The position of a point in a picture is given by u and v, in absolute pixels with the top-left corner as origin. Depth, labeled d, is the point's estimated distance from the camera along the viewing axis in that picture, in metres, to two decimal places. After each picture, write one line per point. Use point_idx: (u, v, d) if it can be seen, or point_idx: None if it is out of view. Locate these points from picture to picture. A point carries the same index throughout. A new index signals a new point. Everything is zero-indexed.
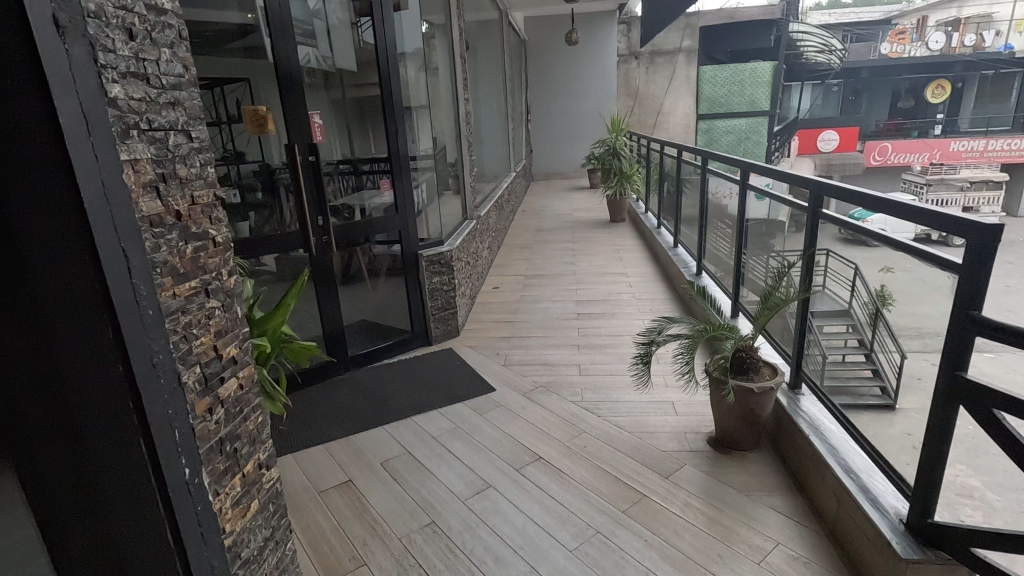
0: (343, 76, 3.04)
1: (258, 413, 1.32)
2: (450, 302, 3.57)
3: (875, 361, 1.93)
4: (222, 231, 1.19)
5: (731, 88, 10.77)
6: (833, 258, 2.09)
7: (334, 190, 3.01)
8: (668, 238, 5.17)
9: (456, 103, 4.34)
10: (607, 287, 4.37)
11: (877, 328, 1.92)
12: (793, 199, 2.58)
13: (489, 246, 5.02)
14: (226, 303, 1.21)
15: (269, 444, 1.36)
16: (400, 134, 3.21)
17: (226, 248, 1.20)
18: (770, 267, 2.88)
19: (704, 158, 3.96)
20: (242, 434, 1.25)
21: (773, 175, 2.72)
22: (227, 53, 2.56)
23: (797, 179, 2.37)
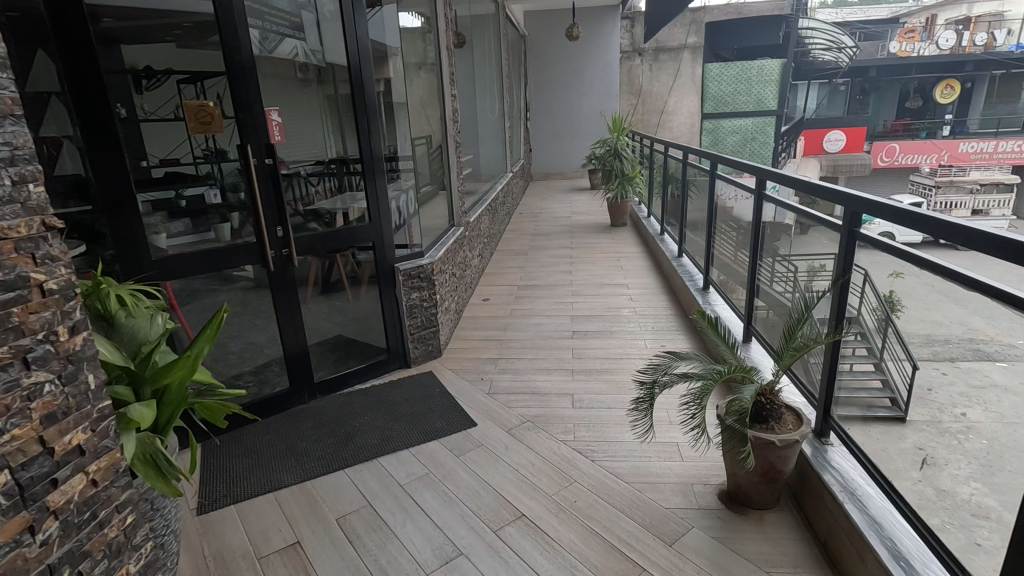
0: (335, 72, 2.74)
1: (119, 511, 1.31)
2: (431, 320, 3.22)
3: (883, 370, 1.80)
4: (52, 283, 1.16)
5: (737, 87, 10.37)
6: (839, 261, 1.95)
7: (317, 192, 2.74)
8: (673, 246, 4.82)
9: (444, 99, 3.94)
10: (605, 301, 4.03)
11: (885, 336, 1.79)
12: (814, 214, 2.23)
13: (480, 254, 4.68)
14: (63, 375, 1.17)
15: (136, 547, 1.37)
16: (374, 133, 2.86)
17: (58, 300, 1.17)
18: (777, 272, 2.64)
19: (713, 163, 3.56)
20: (82, 538, 1.21)
21: (794, 185, 2.35)
22: (207, 46, 2.31)
23: (827, 192, 2.00)
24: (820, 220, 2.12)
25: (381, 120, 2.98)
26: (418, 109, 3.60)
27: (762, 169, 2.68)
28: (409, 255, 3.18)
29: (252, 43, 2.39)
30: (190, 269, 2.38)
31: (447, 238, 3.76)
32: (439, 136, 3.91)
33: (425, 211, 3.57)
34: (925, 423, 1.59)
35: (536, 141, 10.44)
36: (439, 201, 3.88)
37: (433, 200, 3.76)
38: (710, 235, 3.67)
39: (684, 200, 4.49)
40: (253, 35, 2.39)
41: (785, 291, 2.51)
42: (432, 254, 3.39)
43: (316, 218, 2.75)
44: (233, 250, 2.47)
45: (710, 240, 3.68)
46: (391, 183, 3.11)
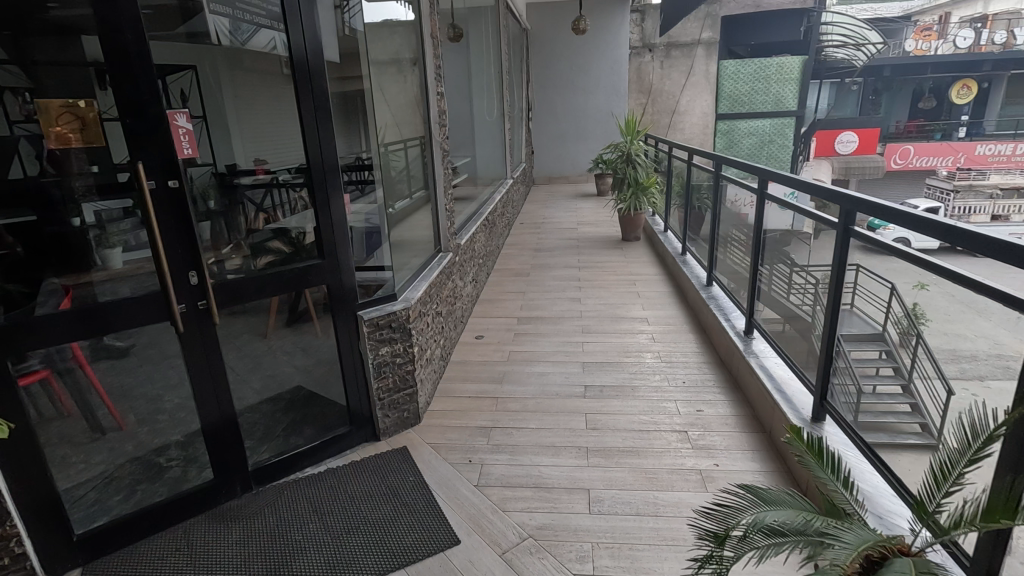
0: (301, 66, 2.02)
1: None
2: (406, 380, 2.51)
3: (912, 393, 1.73)
4: None
5: (755, 85, 9.68)
6: (862, 275, 1.93)
7: (294, 202, 2.14)
8: (699, 271, 4.14)
9: (432, 91, 3.12)
10: (622, 341, 3.36)
11: (915, 353, 1.72)
12: (929, 258, 1.60)
13: (474, 279, 4.01)
14: None
15: None
16: (326, 133, 2.12)
17: None
18: (794, 283, 2.52)
19: (760, 180, 2.79)
20: None
21: (893, 218, 1.71)
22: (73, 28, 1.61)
23: (960, 233, 1.40)
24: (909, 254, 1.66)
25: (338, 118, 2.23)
26: (399, 107, 2.86)
27: (842, 193, 1.95)
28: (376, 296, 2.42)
29: (218, 35, 1.93)
30: (64, 340, 1.70)
31: (435, 266, 3.05)
32: (425, 137, 3.12)
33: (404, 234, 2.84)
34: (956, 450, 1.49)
35: (538, 142, 9.75)
36: (425, 216, 3.14)
37: (414, 220, 2.99)
38: (753, 263, 2.93)
39: (715, 218, 3.76)
40: (214, 24, 1.90)
41: (803, 302, 2.43)
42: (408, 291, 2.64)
43: (281, 236, 2.14)
44: (127, 304, 1.79)
45: (754, 272, 2.95)
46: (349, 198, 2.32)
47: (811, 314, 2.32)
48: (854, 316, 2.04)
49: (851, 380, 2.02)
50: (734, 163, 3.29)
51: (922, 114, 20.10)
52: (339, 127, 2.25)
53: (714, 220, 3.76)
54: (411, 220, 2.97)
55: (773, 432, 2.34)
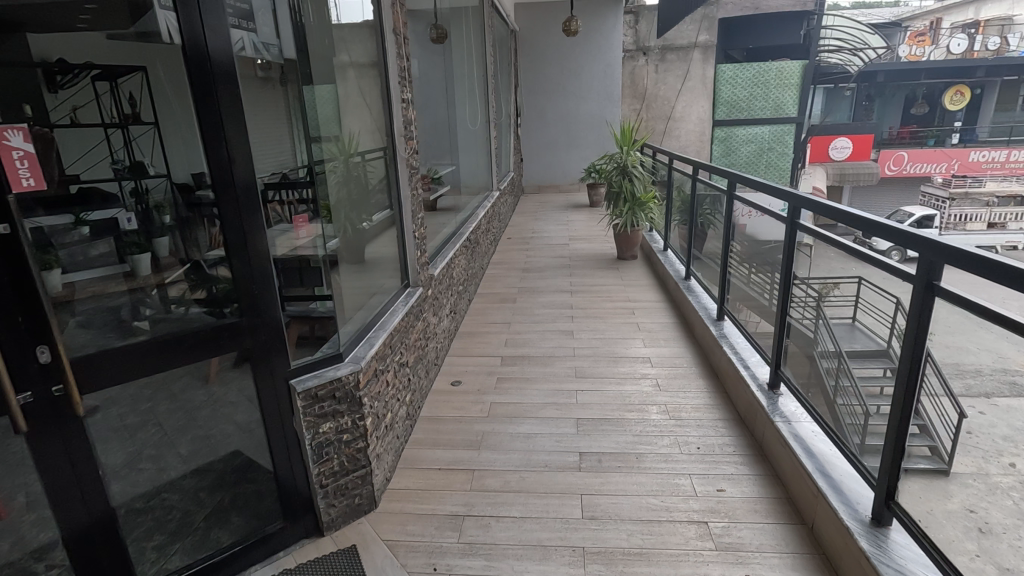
0: (196, 61, 1.48)
1: None
2: (356, 459, 2.00)
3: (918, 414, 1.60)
4: None
5: (752, 91, 9.30)
6: (868, 288, 1.89)
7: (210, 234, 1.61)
8: (707, 301, 3.65)
9: (395, 96, 2.57)
10: (623, 390, 2.87)
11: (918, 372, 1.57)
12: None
13: (451, 311, 3.51)
14: None
15: None
16: (238, 143, 1.58)
17: None
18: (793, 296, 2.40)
19: (791, 208, 2.28)
20: None
21: (969, 266, 1.31)
22: None
23: None
24: (968, 303, 1.33)
25: (256, 128, 1.67)
26: (356, 112, 2.31)
27: (930, 239, 1.43)
28: (316, 355, 1.90)
29: (171, 32, 1.45)
30: None
31: (401, 307, 2.52)
32: (388, 150, 2.56)
33: (359, 268, 2.29)
34: (969, 475, 1.44)
35: (528, 150, 9.28)
36: (390, 241, 2.59)
37: (374, 249, 2.44)
38: (782, 303, 2.42)
39: (726, 243, 3.23)
40: (164, 21, 1.44)
41: (805, 317, 2.29)
42: (359, 346, 2.09)
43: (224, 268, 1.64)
44: None
45: (781, 315, 2.43)
46: (276, 226, 1.75)
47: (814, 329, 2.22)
48: (857, 331, 2.00)
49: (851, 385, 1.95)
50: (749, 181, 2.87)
51: (915, 120, 19.90)
52: (259, 137, 1.69)
53: (726, 246, 3.24)
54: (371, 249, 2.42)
55: (818, 530, 1.85)
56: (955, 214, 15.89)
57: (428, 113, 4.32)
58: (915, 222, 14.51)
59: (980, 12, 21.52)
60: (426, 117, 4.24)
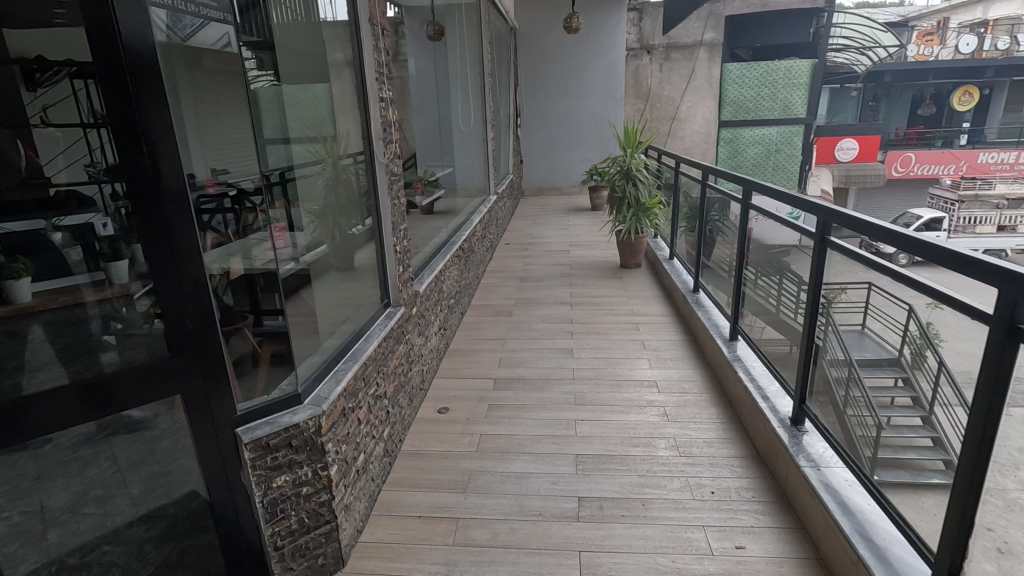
0: (108, 50, 1.20)
1: None
2: (317, 515, 1.72)
3: (933, 426, 1.56)
4: None
5: (760, 91, 9.02)
6: (875, 295, 1.81)
7: (139, 260, 1.33)
8: (718, 318, 3.36)
9: (373, 94, 2.26)
10: (627, 420, 2.60)
11: (938, 385, 1.54)
12: None
13: (441, 329, 3.24)
14: None
15: None
16: (166, 151, 1.30)
17: None
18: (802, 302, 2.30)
19: (820, 222, 2.01)
20: None
21: None
22: None
23: None
24: None
25: (215, 131, 1.47)
26: (316, 115, 2.03)
27: (990, 263, 1.22)
28: (271, 397, 1.62)
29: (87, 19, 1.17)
30: None
31: (379, 330, 2.23)
32: (365, 157, 2.26)
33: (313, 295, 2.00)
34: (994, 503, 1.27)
35: (528, 151, 9.01)
36: (366, 257, 2.31)
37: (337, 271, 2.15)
38: (809, 331, 2.13)
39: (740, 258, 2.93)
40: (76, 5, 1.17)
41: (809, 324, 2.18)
42: (324, 384, 1.79)
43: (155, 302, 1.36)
44: None
45: (810, 345, 2.14)
46: (217, 247, 1.46)
47: (822, 338, 2.10)
48: (867, 339, 1.91)
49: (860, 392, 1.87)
50: (761, 184, 2.64)
51: (923, 121, 19.59)
52: (195, 140, 1.41)
53: (741, 260, 2.94)
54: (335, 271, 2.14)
55: None
56: (964, 217, 15.79)
57: (420, 114, 4.05)
58: (922, 225, 14.22)
59: (989, 11, 21.16)
60: (418, 118, 3.97)
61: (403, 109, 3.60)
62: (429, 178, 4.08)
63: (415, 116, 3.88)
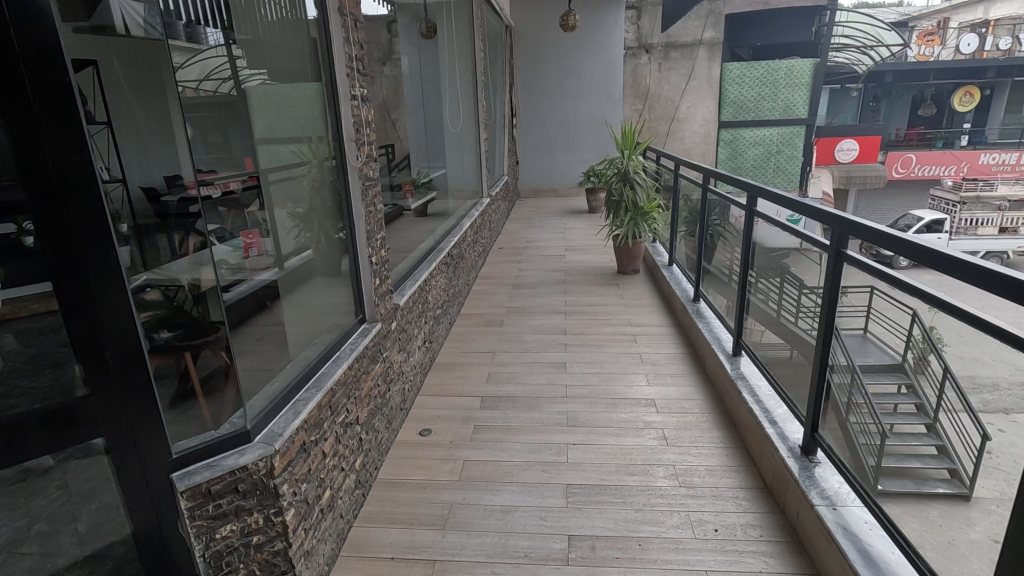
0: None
1: None
2: (271, 566, 1.52)
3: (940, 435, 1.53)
4: None
5: (761, 90, 8.84)
6: (879, 298, 1.72)
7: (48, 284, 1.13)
8: (720, 330, 3.17)
9: (342, 93, 2.06)
10: (624, 445, 2.40)
11: (943, 393, 1.51)
12: None
13: (425, 342, 3.05)
14: None
15: None
16: (75, 156, 1.09)
17: None
18: (803, 307, 2.23)
19: (836, 234, 1.82)
20: None
21: None
22: None
23: None
24: None
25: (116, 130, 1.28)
26: (275, 116, 1.89)
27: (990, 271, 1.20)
28: (215, 435, 1.42)
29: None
30: None
31: (350, 351, 2.03)
32: (335, 161, 2.08)
33: (265, 318, 1.81)
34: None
35: (523, 152, 8.81)
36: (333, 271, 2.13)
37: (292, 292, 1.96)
38: (821, 353, 1.94)
39: (744, 269, 2.73)
40: None
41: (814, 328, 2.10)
42: (278, 419, 1.59)
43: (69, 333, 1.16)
44: None
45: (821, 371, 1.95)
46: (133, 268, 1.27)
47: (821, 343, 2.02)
48: (869, 343, 1.82)
49: (863, 396, 1.80)
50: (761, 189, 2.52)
51: (923, 121, 19.42)
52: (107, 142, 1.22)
53: (743, 271, 2.74)
54: (291, 291, 1.95)
55: None
56: (965, 218, 15.65)
57: (410, 113, 3.86)
58: (923, 226, 14.08)
59: (989, 10, 20.99)
60: (407, 117, 3.78)
61: (391, 108, 3.41)
62: (417, 181, 3.88)
63: (404, 115, 3.68)
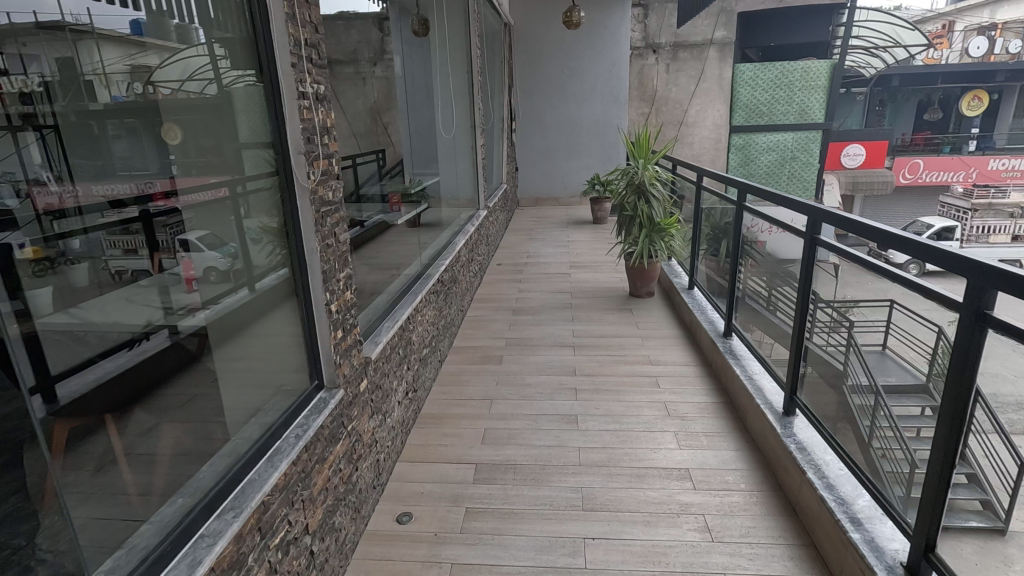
0: None
1: None
2: None
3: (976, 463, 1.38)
4: None
5: (775, 93, 8.37)
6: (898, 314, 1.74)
7: None
8: (762, 376, 2.63)
9: (287, 88, 1.51)
10: (657, 541, 1.87)
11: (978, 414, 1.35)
12: None
13: (409, 393, 2.53)
14: None
15: None
16: None
17: None
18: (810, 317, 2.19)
19: (970, 291, 1.27)
20: None
21: None
22: None
23: None
24: None
25: None
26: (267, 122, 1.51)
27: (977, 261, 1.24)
28: None
29: None
30: None
31: (292, 437, 1.50)
32: (281, 180, 1.53)
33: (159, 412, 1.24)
34: None
35: (523, 158, 8.30)
36: (272, 324, 1.56)
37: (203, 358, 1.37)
38: (946, 447, 1.36)
39: (801, 312, 2.18)
40: None
41: (833, 344, 2.07)
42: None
43: None
44: None
45: (945, 479, 1.37)
46: None
47: (843, 361, 2.00)
48: (889, 361, 1.84)
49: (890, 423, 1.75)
50: (769, 193, 2.50)
51: (930, 126, 18.99)
52: None
53: (799, 317, 2.18)
54: (209, 363, 1.37)
55: None
56: (977, 226, 15.15)
57: (401, 115, 3.35)
58: (934, 234, 13.61)
59: (995, 12, 20.58)
60: (398, 119, 3.29)
61: (379, 110, 2.89)
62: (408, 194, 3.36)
63: (393, 117, 3.19)
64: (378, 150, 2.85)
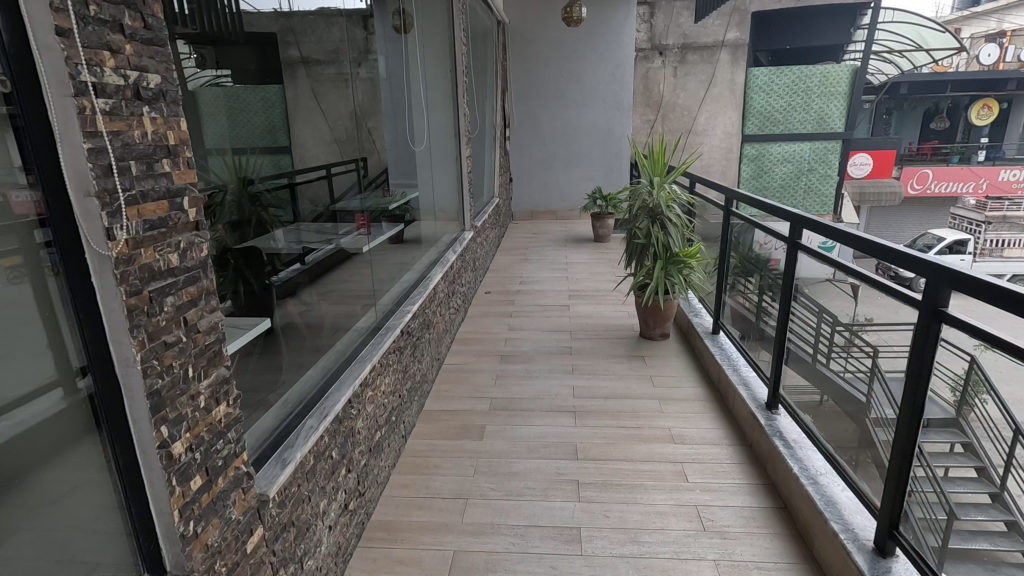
0: None
1: None
2: None
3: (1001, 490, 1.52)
4: None
5: (791, 100, 7.70)
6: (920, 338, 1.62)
7: None
8: (834, 480, 1.93)
9: (50, 76, 0.79)
10: None
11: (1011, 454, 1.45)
12: None
13: (348, 506, 1.83)
14: None
15: None
16: None
17: None
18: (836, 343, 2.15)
19: None
20: None
21: None
22: None
23: None
24: None
25: None
26: (228, 126, 1.44)
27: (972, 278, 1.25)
28: None
29: None
30: None
31: None
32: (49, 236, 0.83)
33: None
34: None
35: (518, 167, 7.64)
36: (48, 491, 0.87)
37: None
38: None
39: (912, 416, 1.47)
40: None
41: (852, 371, 2.03)
42: None
43: None
44: None
45: None
46: None
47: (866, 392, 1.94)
48: None
49: (919, 464, 1.58)
50: (838, 233, 1.86)
51: (939, 135, 18.43)
52: None
53: (909, 424, 1.47)
54: None
55: None
56: (991, 238, 14.59)
57: (387, 123, 2.78)
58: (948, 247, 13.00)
59: (1004, 19, 20.07)
60: (381, 126, 2.71)
61: (363, 116, 2.35)
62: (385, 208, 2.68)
63: (378, 123, 2.59)
64: (359, 159, 2.29)
